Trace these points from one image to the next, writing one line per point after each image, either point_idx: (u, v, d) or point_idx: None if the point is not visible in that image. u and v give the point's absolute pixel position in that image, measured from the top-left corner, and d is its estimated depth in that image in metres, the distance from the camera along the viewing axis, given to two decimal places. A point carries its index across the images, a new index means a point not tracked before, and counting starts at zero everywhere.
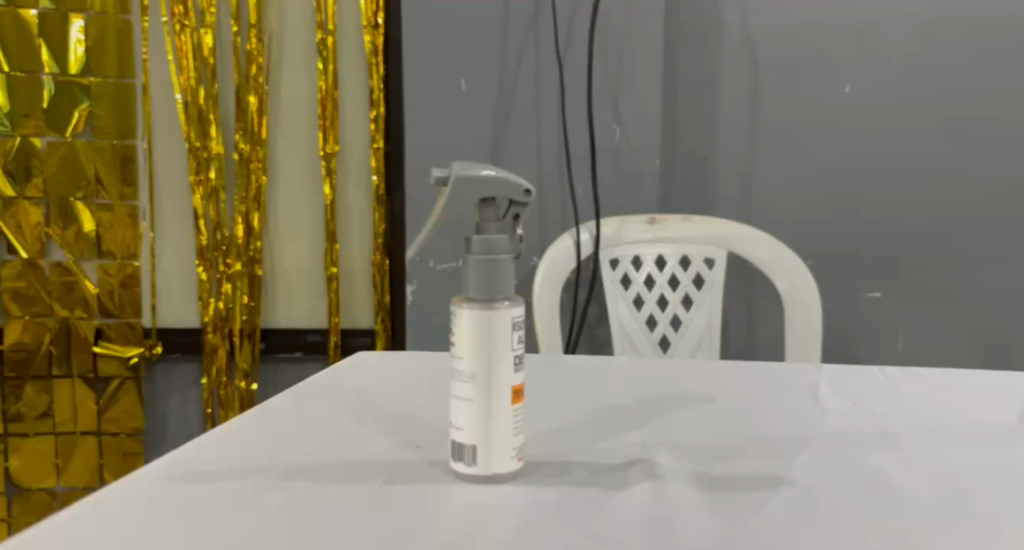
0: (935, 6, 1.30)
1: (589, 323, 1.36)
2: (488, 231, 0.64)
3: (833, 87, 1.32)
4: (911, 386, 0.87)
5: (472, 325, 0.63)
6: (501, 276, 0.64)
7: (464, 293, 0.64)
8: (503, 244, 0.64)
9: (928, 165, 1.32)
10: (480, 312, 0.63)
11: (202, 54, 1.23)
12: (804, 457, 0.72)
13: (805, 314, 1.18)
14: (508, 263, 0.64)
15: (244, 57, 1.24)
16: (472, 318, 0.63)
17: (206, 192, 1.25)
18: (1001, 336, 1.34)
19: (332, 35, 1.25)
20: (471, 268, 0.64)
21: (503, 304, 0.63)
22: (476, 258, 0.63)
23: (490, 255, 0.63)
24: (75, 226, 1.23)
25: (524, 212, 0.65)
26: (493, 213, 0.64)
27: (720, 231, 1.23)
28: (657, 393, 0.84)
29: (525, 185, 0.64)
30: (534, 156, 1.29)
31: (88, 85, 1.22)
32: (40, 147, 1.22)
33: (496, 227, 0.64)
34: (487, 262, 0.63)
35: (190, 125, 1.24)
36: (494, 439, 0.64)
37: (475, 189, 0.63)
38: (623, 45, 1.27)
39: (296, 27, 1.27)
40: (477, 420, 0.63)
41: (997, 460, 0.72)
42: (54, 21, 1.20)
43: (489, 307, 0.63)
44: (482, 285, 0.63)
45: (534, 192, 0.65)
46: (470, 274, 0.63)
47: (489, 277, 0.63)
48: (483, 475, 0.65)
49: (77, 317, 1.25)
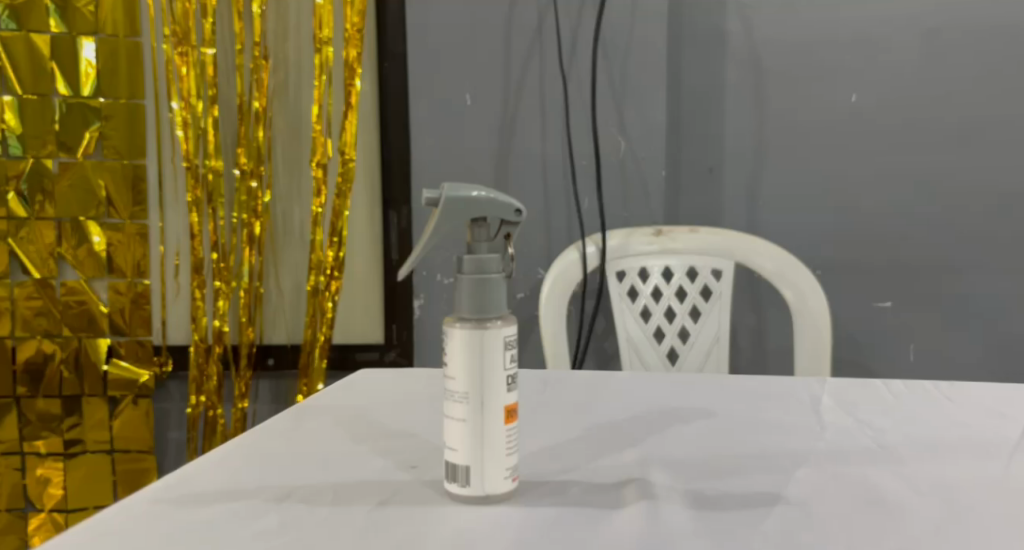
0: (941, 12, 1.30)
1: (597, 336, 1.37)
2: (479, 251, 0.65)
3: (834, 96, 1.32)
4: (912, 398, 0.87)
5: (464, 346, 0.64)
6: (493, 295, 0.64)
7: (455, 312, 0.64)
8: (494, 263, 0.64)
9: (934, 173, 1.32)
10: (470, 331, 0.63)
11: (203, 71, 1.21)
12: (802, 473, 0.72)
13: (814, 321, 1.17)
14: (499, 282, 0.64)
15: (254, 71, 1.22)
16: (464, 338, 0.63)
17: (202, 210, 1.24)
18: (1011, 344, 1.34)
19: (327, 46, 1.21)
20: (463, 288, 0.64)
21: (495, 323, 0.64)
22: (468, 278, 0.64)
23: (481, 274, 0.64)
24: (86, 245, 1.25)
25: (514, 230, 0.66)
26: (484, 232, 0.65)
27: (726, 242, 1.24)
28: (657, 409, 0.84)
29: (516, 204, 0.65)
30: (539, 168, 1.33)
31: (99, 106, 1.23)
32: (52, 168, 1.23)
33: (488, 246, 0.65)
34: (478, 281, 0.64)
35: (189, 140, 1.22)
36: (488, 459, 0.64)
37: (466, 210, 0.64)
38: (626, 56, 1.31)
39: (303, 39, 1.27)
40: (470, 440, 0.64)
41: (998, 474, 0.72)
42: (65, 45, 1.21)
43: (480, 326, 0.63)
44: (474, 305, 0.64)
45: (524, 211, 0.66)
46: (461, 294, 0.64)
47: (481, 296, 0.64)
48: (477, 495, 0.65)
49: (88, 338, 1.26)
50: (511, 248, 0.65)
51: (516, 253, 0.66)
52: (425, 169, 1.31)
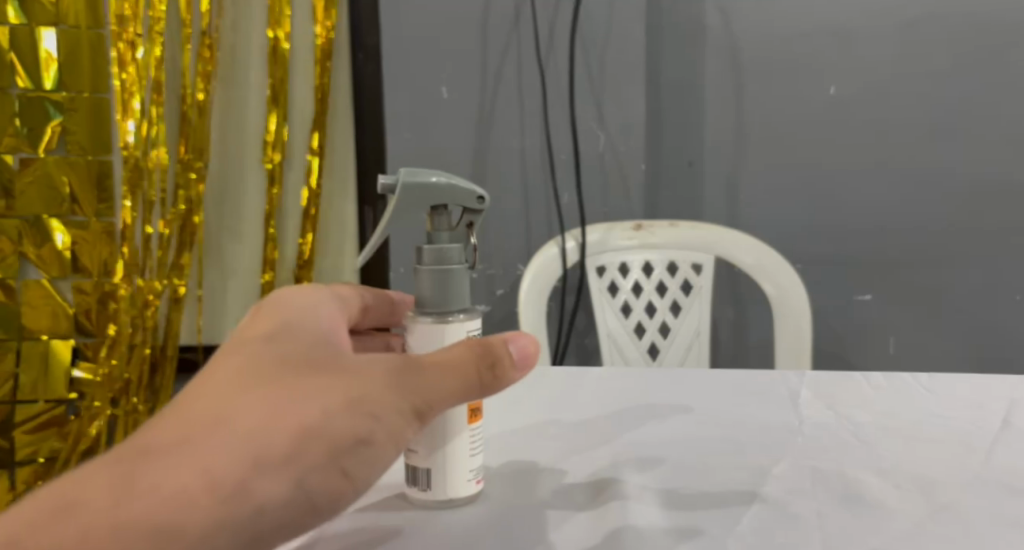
0: (920, 5, 1.27)
1: (578, 332, 1.34)
2: (440, 240, 0.68)
3: (813, 90, 1.30)
4: (895, 390, 0.84)
5: (425, 337, 0.67)
6: (453, 285, 0.67)
7: (417, 303, 0.67)
8: (455, 253, 0.67)
9: (914, 165, 1.30)
10: (432, 323, 0.67)
11: (149, 63, 1.14)
12: (778, 470, 0.71)
13: (795, 316, 1.16)
14: (460, 272, 0.67)
15: (196, 59, 1.16)
16: (425, 330, 0.67)
17: (133, 200, 1.15)
18: (992, 334, 1.32)
19: (283, 45, 1.19)
20: (423, 279, 0.67)
21: (457, 316, 0.67)
22: (428, 269, 0.67)
23: (442, 266, 0.67)
24: (49, 244, 1.16)
25: (476, 218, 0.69)
26: (444, 221, 0.68)
27: (707, 237, 1.22)
28: (634, 405, 0.82)
29: (477, 192, 0.68)
30: (517, 161, 1.31)
31: (61, 100, 1.14)
32: (13, 165, 1.14)
33: (448, 235, 0.68)
34: (439, 272, 0.67)
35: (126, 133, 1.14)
36: (449, 464, 0.66)
37: (425, 196, 0.67)
38: (605, 49, 1.29)
39: (248, 19, 1.20)
40: (432, 442, 0.66)
41: (977, 468, 0.71)
42: (25, 36, 1.12)
43: (442, 319, 0.67)
44: (435, 295, 0.67)
45: (485, 199, 0.69)
46: (422, 285, 0.67)
47: (442, 286, 0.67)
48: (437, 500, 0.67)
49: (50, 339, 1.18)
50: (472, 237, 0.69)
51: (475, 242, 0.69)
52: (400, 165, 1.29)
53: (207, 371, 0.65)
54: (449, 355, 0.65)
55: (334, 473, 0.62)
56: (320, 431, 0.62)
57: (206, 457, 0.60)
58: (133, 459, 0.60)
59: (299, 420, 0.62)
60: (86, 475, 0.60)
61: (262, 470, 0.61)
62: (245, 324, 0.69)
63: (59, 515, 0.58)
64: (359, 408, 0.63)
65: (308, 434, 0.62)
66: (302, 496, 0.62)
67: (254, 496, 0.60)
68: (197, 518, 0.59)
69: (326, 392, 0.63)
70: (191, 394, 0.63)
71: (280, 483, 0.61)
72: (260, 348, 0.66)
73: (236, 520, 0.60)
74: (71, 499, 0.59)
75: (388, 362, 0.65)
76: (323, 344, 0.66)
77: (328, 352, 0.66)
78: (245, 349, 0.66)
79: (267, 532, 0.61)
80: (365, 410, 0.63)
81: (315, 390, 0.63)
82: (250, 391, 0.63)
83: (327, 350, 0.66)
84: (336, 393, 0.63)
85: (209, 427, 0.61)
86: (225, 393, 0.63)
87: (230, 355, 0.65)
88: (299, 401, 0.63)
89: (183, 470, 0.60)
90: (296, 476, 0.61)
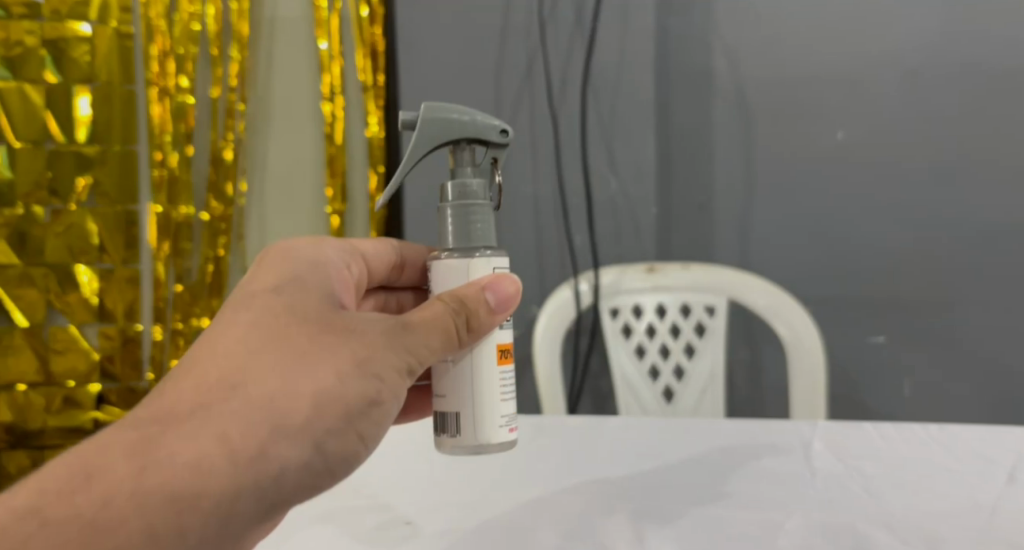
0: (925, 51, 1.30)
1: (593, 373, 1.36)
2: (464, 175, 0.76)
3: (821, 134, 1.32)
4: (903, 441, 0.85)
5: (454, 272, 0.76)
6: (475, 217, 0.75)
7: (444, 243, 0.76)
8: (477, 188, 0.76)
9: (923, 209, 1.31)
10: (459, 259, 0.76)
11: (181, 122, 1.20)
12: (790, 525, 0.74)
13: (809, 359, 1.17)
14: (482, 206, 0.75)
15: (224, 116, 1.22)
16: (452, 264, 0.76)
17: (171, 251, 1.21)
18: (1002, 373, 1.31)
19: (337, 95, 1.25)
20: (449, 213, 0.75)
21: (482, 252, 0.76)
22: (453, 203, 0.75)
23: (466, 200, 0.75)
24: (75, 290, 1.18)
25: (498, 152, 0.78)
26: (466, 156, 0.77)
27: (718, 279, 1.24)
28: (661, 463, 0.84)
29: (499, 126, 0.77)
30: (532, 206, 1.34)
31: (92, 154, 1.17)
32: (43, 217, 1.17)
33: (471, 170, 0.77)
34: (461, 204, 0.75)
35: (161, 191, 1.19)
36: (480, 408, 0.75)
37: (447, 129, 0.76)
38: (615, 97, 1.33)
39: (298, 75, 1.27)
40: (462, 380, 0.75)
41: (982, 527, 0.73)
42: (60, 94, 1.16)
43: (467, 255, 0.76)
44: (459, 232, 0.76)
45: (507, 132, 0.77)
46: (449, 223, 0.76)
47: (464, 223, 0.75)
48: (472, 445, 0.75)
49: (76, 385, 1.20)
50: (496, 171, 0.78)
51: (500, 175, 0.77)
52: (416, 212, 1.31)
53: (219, 331, 0.74)
54: (430, 318, 0.75)
55: (349, 435, 0.74)
56: (333, 392, 0.73)
57: (224, 423, 0.70)
58: (153, 426, 0.70)
59: (313, 386, 0.72)
60: (107, 443, 0.69)
61: (280, 435, 0.71)
62: (252, 276, 0.78)
63: (79, 480, 0.67)
64: (364, 369, 0.74)
65: (317, 397, 0.72)
66: (319, 458, 0.72)
67: (271, 457, 0.71)
68: (223, 481, 0.69)
69: (334, 356, 0.74)
70: (205, 359, 0.73)
71: (298, 445, 0.72)
72: (267, 305, 0.75)
73: (258, 481, 0.70)
74: (91, 466, 0.68)
75: (384, 325, 0.75)
76: (329, 305, 0.77)
77: (332, 315, 0.76)
78: (255, 304, 0.75)
79: (287, 489, 0.72)
80: (372, 372, 0.74)
81: (321, 354, 0.74)
82: (264, 357, 0.73)
83: (332, 312, 0.76)
84: (345, 358, 0.74)
85: (223, 394, 0.71)
86: (238, 358, 0.73)
87: (242, 315, 0.75)
88: (309, 367, 0.73)
89: (201, 438, 0.70)
90: (312, 440, 0.72)
